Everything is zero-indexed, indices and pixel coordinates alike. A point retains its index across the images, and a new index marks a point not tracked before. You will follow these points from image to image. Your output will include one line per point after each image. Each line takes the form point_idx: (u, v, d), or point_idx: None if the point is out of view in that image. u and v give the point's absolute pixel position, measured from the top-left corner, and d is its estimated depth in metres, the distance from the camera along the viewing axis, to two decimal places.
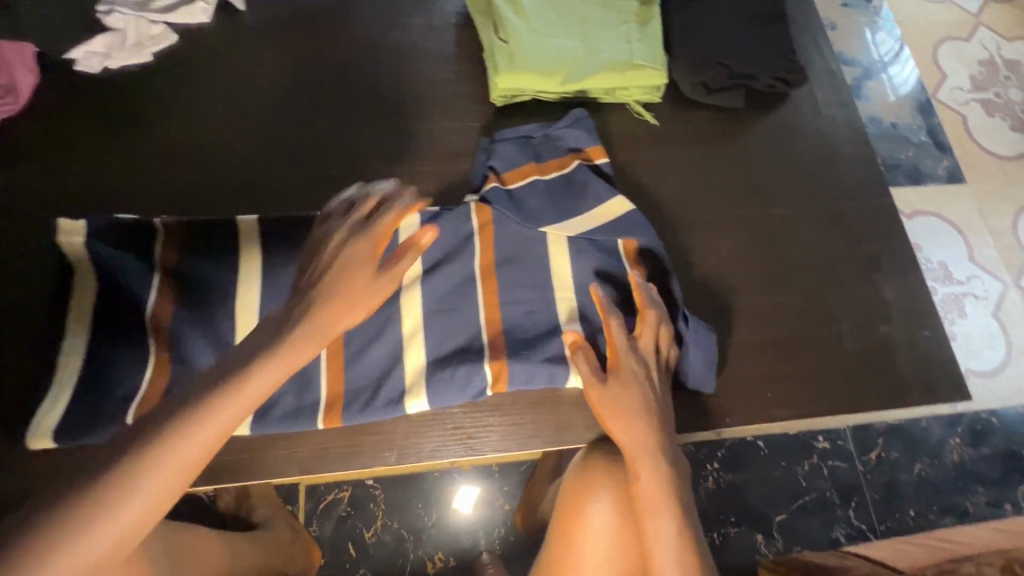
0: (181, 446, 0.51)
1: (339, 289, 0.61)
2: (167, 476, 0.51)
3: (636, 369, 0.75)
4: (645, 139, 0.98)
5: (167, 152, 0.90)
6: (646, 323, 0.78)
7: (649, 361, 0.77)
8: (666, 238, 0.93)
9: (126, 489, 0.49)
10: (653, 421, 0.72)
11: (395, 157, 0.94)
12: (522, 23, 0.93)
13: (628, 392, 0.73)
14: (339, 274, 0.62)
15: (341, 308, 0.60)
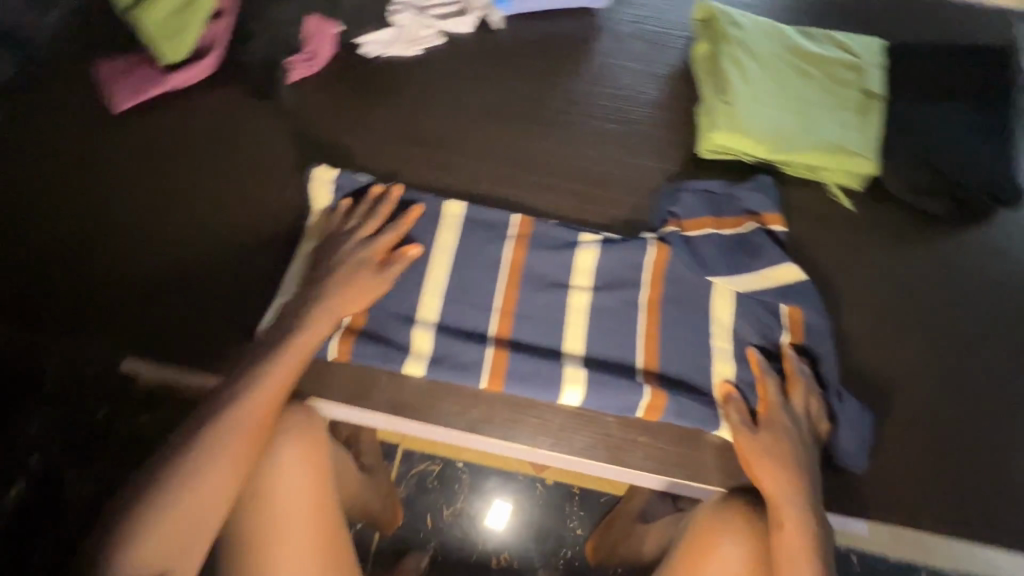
0: (271, 375, 0.75)
1: (340, 279, 0.83)
2: (256, 412, 0.73)
3: (788, 430, 0.80)
4: (836, 221, 1.01)
5: (410, 130, 1.04)
6: (798, 389, 0.84)
7: (798, 424, 0.81)
8: (838, 320, 0.94)
9: (234, 416, 0.71)
10: (795, 477, 0.77)
11: (598, 179, 1.02)
12: (746, 91, 1.00)
13: (781, 449, 0.78)
14: (337, 268, 0.83)
15: (364, 290, 0.83)
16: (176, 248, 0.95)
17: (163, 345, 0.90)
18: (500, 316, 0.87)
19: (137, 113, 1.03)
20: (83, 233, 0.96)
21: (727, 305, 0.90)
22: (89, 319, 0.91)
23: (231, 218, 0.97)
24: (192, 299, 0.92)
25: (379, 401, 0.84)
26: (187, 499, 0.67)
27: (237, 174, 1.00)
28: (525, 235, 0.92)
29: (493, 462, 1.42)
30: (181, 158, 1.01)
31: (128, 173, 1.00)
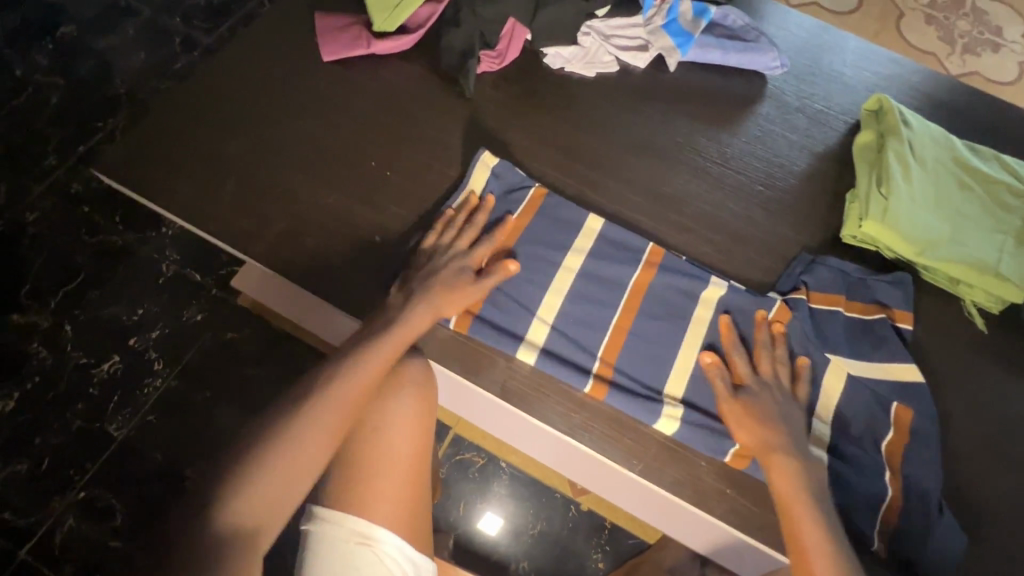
0: (372, 351, 0.80)
1: (444, 278, 0.89)
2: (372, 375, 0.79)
3: (762, 401, 0.82)
4: (968, 338, 0.99)
5: (571, 142, 1.10)
6: (767, 359, 0.87)
7: (778, 399, 0.83)
8: (951, 436, 0.92)
9: (354, 374, 0.78)
10: (810, 487, 0.77)
11: (736, 234, 1.04)
12: (908, 189, 1.01)
13: (752, 416, 0.81)
14: (439, 270, 0.90)
15: (466, 294, 0.88)
16: (342, 192, 1.04)
17: (311, 273, 0.99)
18: (615, 329, 0.90)
19: (337, 67, 1.15)
20: (267, 159, 1.07)
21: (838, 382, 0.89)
22: (255, 234, 1.02)
23: (394, 179, 1.05)
24: (345, 241, 1.01)
25: (490, 380, 0.89)
26: (307, 439, 0.71)
27: (409, 142, 1.08)
28: (653, 262, 0.96)
29: (535, 470, 1.46)
30: (364, 115, 1.11)
31: (316, 116, 1.11)
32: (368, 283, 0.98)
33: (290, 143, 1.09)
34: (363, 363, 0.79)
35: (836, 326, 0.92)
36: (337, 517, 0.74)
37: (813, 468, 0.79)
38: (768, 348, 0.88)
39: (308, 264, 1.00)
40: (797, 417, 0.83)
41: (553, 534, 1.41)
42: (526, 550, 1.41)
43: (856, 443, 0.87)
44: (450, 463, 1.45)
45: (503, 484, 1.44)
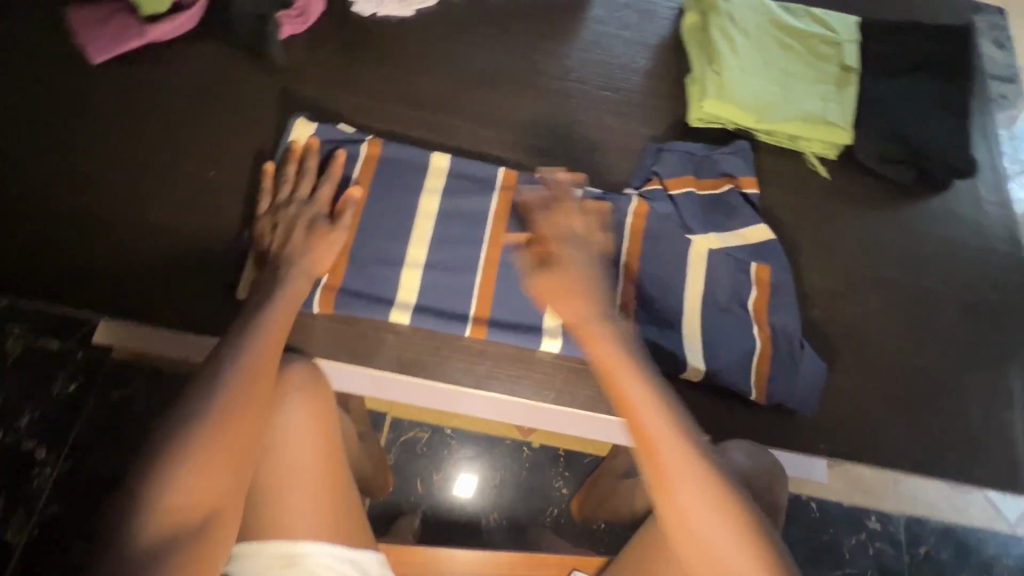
0: (273, 314, 0.71)
1: (304, 233, 0.81)
2: (269, 355, 0.67)
3: (564, 255, 0.73)
4: (814, 187, 1.06)
5: (406, 91, 1.03)
6: (541, 213, 0.79)
7: (575, 247, 0.74)
8: (818, 279, 1.00)
9: (250, 358, 0.65)
10: (630, 347, 0.65)
11: (593, 145, 1.04)
12: (735, 61, 1.04)
13: (565, 280, 0.70)
14: (295, 227, 0.82)
15: (329, 242, 0.82)
16: (167, 208, 0.92)
17: (163, 306, 0.89)
18: (488, 267, 0.89)
19: (118, 66, 0.98)
20: (68, 193, 0.92)
21: (703, 263, 0.94)
22: (85, 281, 0.89)
23: (223, 176, 0.94)
24: (188, 261, 0.90)
25: (385, 360, 0.86)
26: (223, 442, 0.59)
27: (228, 132, 0.96)
28: (509, 187, 0.93)
29: (482, 426, 1.45)
30: (168, 114, 0.97)
31: (110, 129, 0.95)
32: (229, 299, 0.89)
33: (88, 168, 0.93)
34: (258, 345, 0.67)
35: (690, 205, 0.96)
36: (254, 545, 0.69)
37: (612, 314, 0.68)
38: (542, 205, 0.81)
39: (157, 297, 0.89)
40: (600, 269, 0.73)
41: (515, 478, 1.43)
42: (492, 503, 1.42)
43: (728, 308, 0.92)
44: (394, 444, 1.41)
45: (454, 448, 1.42)
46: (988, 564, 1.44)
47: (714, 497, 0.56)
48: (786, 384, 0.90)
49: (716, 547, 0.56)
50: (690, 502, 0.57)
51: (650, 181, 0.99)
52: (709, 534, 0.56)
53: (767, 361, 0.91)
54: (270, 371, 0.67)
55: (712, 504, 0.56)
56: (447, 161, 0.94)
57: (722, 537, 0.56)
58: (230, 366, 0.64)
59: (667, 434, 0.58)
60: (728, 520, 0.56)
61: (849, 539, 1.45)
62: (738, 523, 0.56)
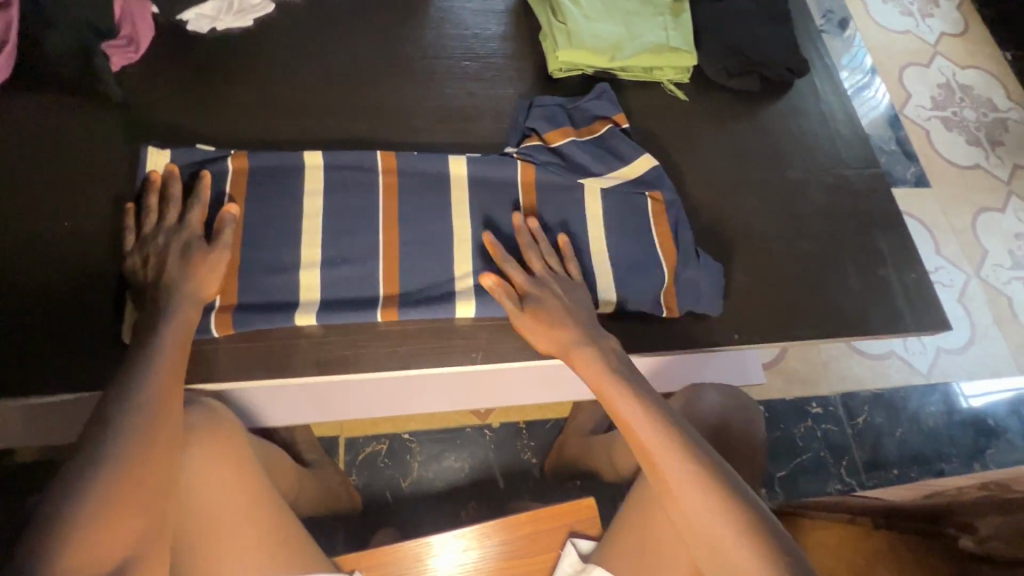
0: (161, 353, 0.68)
1: (186, 260, 0.77)
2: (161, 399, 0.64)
3: (546, 300, 0.83)
4: (678, 110, 1.14)
5: (265, 100, 1.00)
6: (537, 259, 0.87)
7: (561, 289, 0.85)
8: (699, 192, 1.07)
9: (138, 408, 0.62)
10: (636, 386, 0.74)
11: (466, 114, 1.06)
12: (577, 9, 1.09)
13: (543, 321, 0.81)
14: (175, 255, 0.77)
15: (211, 263, 0.78)
16: (25, 271, 0.83)
17: (45, 375, 0.80)
18: (389, 250, 0.88)
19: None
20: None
21: (597, 201, 0.98)
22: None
23: (87, 224, 0.87)
24: (58, 322, 0.82)
25: (302, 365, 0.83)
26: (117, 500, 0.57)
27: (80, 179, 0.89)
28: (393, 171, 0.93)
29: (438, 422, 1.43)
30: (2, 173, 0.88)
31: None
32: (117, 349, 0.82)
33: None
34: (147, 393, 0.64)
35: (573, 151, 0.99)
36: None
37: (611, 344, 0.81)
38: (533, 248, 0.88)
39: (36, 366, 0.80)
40: (583, 300, 0.86)
41: (486, 462, 1.42)
42: (469, 493, 1.40)
43: (626, 233, 0.97)
44: (354, 465, 1.37)
45: (417, 449, 1.40)
46: (915, 416, 1.60)
47: (694, 485, 0.63)
48: (691, 290, 0.96)
49: (703, 529, 0.62)
50: (691, 503, 0.63)
51: (530, 137, 1.02)
52: (709, 533, 0.61)
53: (675, 274, 0.96)
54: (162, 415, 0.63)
55: (694, 492, 0.63)
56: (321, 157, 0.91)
57: (721, 535, 0.61)
58: (116, 420, 0.60)
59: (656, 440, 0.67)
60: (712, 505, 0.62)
61: (797, 429, 1.57)
62: (734, 521, 0.61)
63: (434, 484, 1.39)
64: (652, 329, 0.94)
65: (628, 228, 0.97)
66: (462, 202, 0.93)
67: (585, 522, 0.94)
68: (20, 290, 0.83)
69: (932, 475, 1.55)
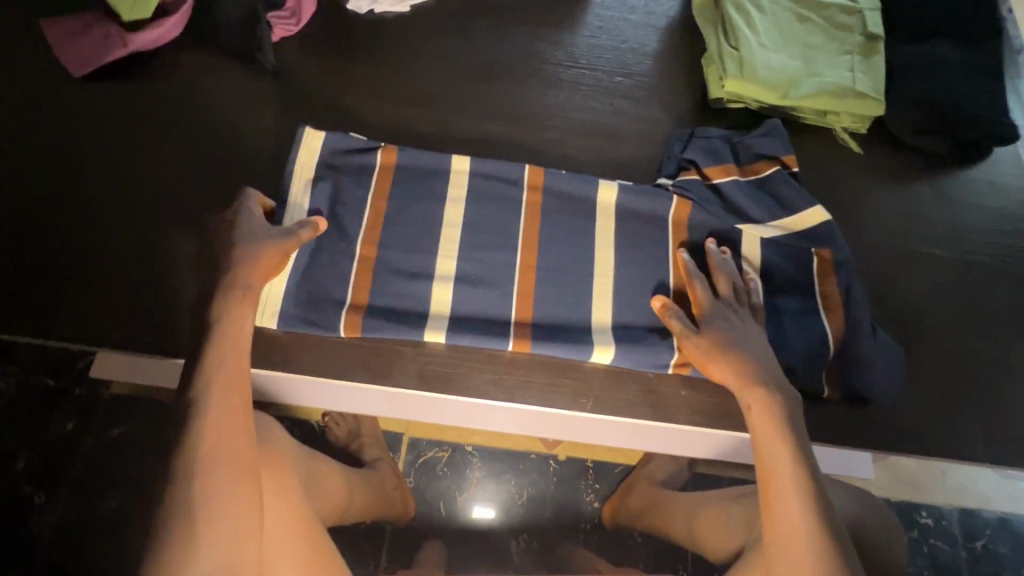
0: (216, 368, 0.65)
1: (241, 258, 0.72)
2: (226, 448, 0.62)
3: (727, 326, 0.76)
4: (849, 164, 1.00)
5: (408, 92, 0.98)
6: (723, 278, 0.80)
7: (737, 321, 0.77)
8: (863, 261, 0.93)
9: (207, 467, 0.60)
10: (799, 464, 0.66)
11: (610, 135, 0.98)
12: (754, 36, 0.98)
13: (716, 348, 0.74)
14: (236, 253, 0.72)
15: (264, 263, 0.73)
16: (176, 234, 0.87)
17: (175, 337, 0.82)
18: (518, 271, 0.82)
19: (112, 86, 0.94)
20: (71, 223, 0.87)
21: (755, 250, 0.87)
22: (94, 320, 0.83)
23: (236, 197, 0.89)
24: (189, 287, 0.85)
25: (404, 375, 0.79)
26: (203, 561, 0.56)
27: (238, 150, 0.92)
28: (529, 186, 0.86)
29: (503, 441, 1.35)
30: (170, 135, 0.92)
31: (113, 154, 0.90)
32: None
33: (90, 196, 0.88)
34: (216, 444, 0.61)
35: (736, 192, 0.89)
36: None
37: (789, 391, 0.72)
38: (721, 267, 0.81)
39: (170, 327, 0.83)
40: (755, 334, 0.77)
41: (541, 494, 1.31)
42: (520, 523, 1.30)
43: (775, 297, 0.85)
44: (412, 467, 1.31)
45: (478, 465, 1.31)
46: None
47: None
48: (861, 372, 0.82)
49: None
50: None
51: (688, 170, 0.93)
52: None
53: (840, 354, 0.83)
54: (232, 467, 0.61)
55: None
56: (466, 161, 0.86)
57: None
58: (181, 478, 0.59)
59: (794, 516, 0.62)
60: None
61: (900, 537, 1.34)
62: None
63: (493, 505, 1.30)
64: None
65: (779, 293, 0.85)
66: (599, 232, 0.85)
67: None
68: (160, 252, 0.86)
69: None
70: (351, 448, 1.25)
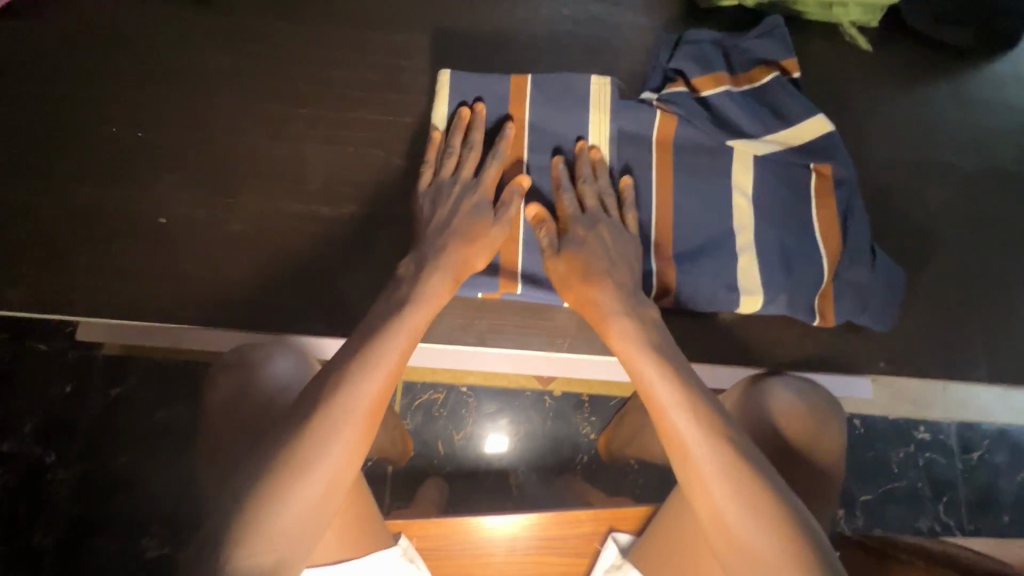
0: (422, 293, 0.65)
1: (454, 220, 0.70)
2: (356, 440, 0.55)
3: (588, 243, 0.71)
4: (855, 64, 0.89)
5: (356, 11, 0.87)
6: (591, 192, 0.74)
7: (610, 238, 0.72)
8: (865, 175, 0.85)
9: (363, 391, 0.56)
10: (657, 343, 0.65)
11: (586, 48, 0.88)
12: None
13: (578, 268, 0.70)
14: (449, 221, 0.70)
15: (486, 243, 0.70)
16: (154, 188, 0.80)
17: (139, 297, 0.77)
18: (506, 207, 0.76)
19: (41, 24, 0.84)
20: (30, 186, 0.79)
21: (745, 169, 0.80)
22: (67, 286, 0.76)
23: (193, 142, 0.82)
24: (167, 244, 0.78)
25: None
26: (295, 522, 0.53)
27: (189, 93, 0.83)
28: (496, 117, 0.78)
29: (495, 379, 1.34)
30: (110, 74, 0.83)
31: (58, 107, 0.82)
32: (229, 281, 0.78)
33: (35, 151, 0.80)
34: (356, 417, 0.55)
35: (726, 104, 0.80)
36: None
37: (649, 313, 0.68)
38: (590, 180, 0.75)
39: (151, 291, 0.77)
40: (629, 253, 0.72)
41: (536, 430, 1.31)
42: (518, 457, 1.31)
43: (770, 221, 0.78)
44: (409, 409, 1.29)
45: (473, 405, 1.30)
46: None
47: (724, 459, 0.56)
48: (855, 297, 0.77)
49: (743, 545, 0.55)
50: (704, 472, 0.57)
51: (674, 81, 0.82)
52: (742, 513, 0.54)
53: (833, 280, 0.78)
54: (348, 455, 0.55)
55: (727, 497, 0.55)
56: (450, 76, 0.79)
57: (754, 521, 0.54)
58: (310, 439, 0.53)
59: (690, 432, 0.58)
60: (754, 517, 0.54)
61: (896, 452, 1.32)
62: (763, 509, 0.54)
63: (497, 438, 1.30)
64: (771, 344, 0.80)
65: (773, 215, 0.78)
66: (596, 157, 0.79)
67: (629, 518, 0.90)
68: (134, 210, 0.79)
69: None
70: None
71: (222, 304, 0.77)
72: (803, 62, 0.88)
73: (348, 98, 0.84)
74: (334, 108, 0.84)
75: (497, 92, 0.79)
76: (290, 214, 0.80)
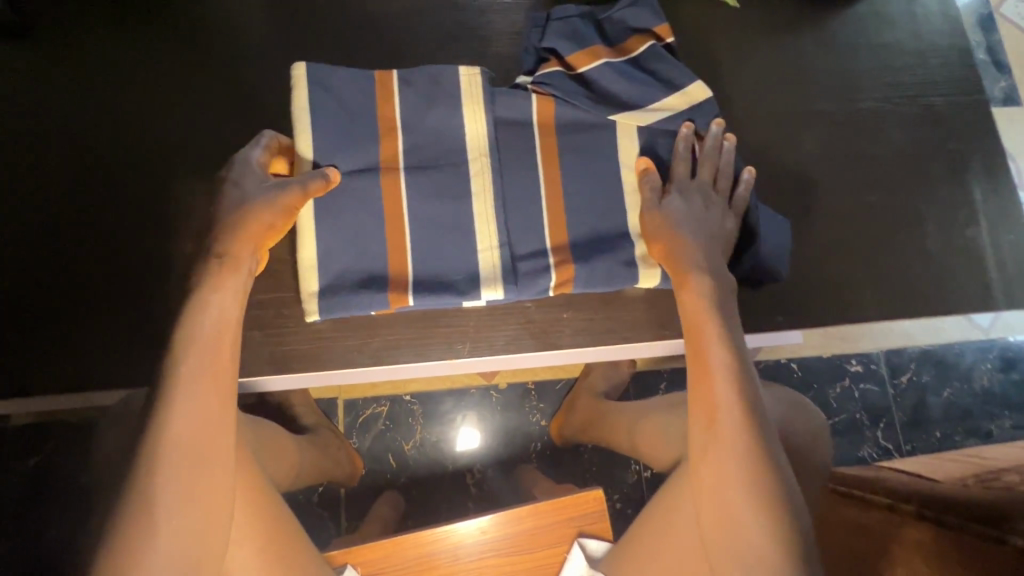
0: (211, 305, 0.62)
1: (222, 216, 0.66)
2: (183, 474, 0.55)
3: (680, 211, 0.73)
4: (724, 20, 0.88)
5: (205, 28, 0.82)
6: (710, 165, 0.77)
7: (696, 206, 0.74)
8: (745, 132, 0.85)
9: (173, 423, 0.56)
10: (723, 316, 0.67)
11: (453, 38, 0.85)
12: None
13: (668, 231, 0.72)
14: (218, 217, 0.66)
15: (258, 227, 0.66)
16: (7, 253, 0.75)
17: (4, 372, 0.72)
18: (387, 214, 0.72)
19: None
20: None
21: (631, 143, 0.77)
22: None
23: (43, 197, 0.77)
24: (31, 312, 0.74)
25: (258, 362, 0.73)
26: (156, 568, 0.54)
27: (31, 142, 0.78)
28: (359, 122, 0.74)
29: (439, 382, 1.30)
30: None
31: None
32: (102, 336, 0.74)
33: None
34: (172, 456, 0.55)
35: (604, 79, 0.78)
36: None
37: (721, 283, 0.70)
38: (712, 153, 0.77)
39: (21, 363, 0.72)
40: (716, 228, 0.74)
41: (486, 427, 1.29)
42: (472, 456, 1.29)
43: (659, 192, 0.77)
44: (354, 428, 1.25)
45: (419, 412, 1.27)
46: (966, 375, 1.40)
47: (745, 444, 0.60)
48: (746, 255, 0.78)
49: (736, 525, 0.59)
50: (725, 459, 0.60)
51: (548, 61, 0.80)
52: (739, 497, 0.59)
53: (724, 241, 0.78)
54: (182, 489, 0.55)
55: (746, 491, 0.59)
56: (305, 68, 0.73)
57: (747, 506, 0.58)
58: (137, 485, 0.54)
59: (731, 411, 0.61)
60: (755, 503, 0.58)
61: (833, 389, 1.38)
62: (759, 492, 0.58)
63: (450, 441, 1.28)
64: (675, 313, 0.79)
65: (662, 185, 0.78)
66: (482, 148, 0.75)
67: (593, 517, 0.91)
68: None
69: (979, 439, 1.37)
70: (286, 410, 1.09)
71: (97, 364, 0.73)
72: (674, 25, 0.87)
73: (209, 125, 0.80)
74: (195, 137, 0.79)
75: (359, 96, 0.74)
76: (155, 262, 0.76)
